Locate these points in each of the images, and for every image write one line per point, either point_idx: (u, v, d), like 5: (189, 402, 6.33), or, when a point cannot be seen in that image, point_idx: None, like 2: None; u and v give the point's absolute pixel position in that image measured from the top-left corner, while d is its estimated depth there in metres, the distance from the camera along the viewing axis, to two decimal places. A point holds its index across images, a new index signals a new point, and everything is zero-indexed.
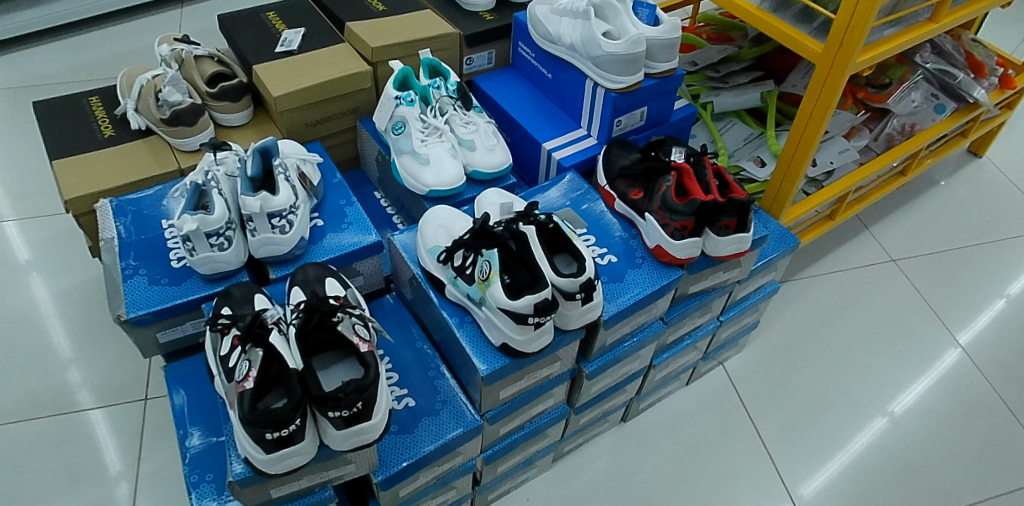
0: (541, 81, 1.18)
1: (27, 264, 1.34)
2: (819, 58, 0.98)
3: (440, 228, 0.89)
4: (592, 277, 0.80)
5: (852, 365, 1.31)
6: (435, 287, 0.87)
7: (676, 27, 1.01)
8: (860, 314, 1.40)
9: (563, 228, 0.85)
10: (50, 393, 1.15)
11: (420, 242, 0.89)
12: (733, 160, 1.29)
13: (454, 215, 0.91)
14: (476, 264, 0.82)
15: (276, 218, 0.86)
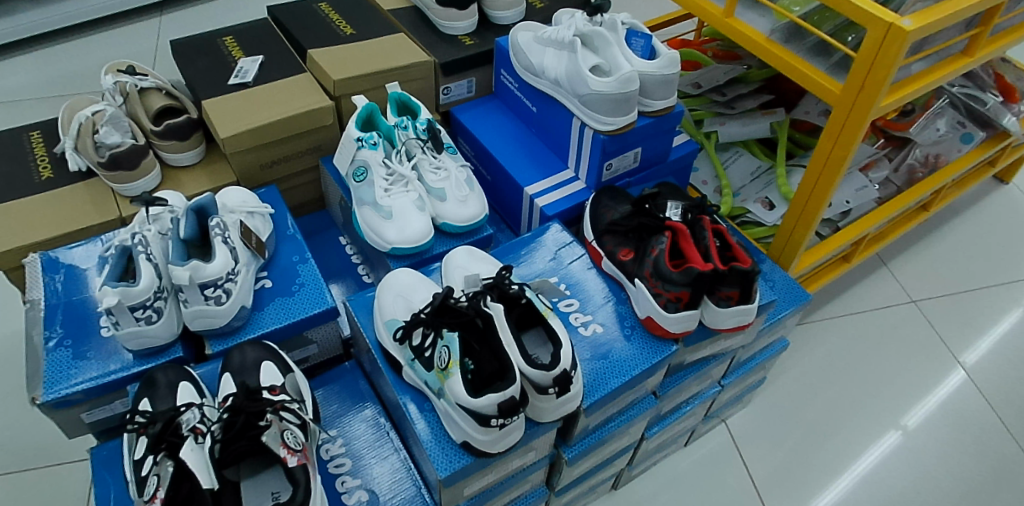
0: (525, 114, 1.06)
1: None
2: (837, 99, 0.86)
3: (399, 297, 0.78)
4: (568, 368, 0.68)
5: (861, 404, 1.21)
6: (391, 367, 0.77)
7: (675, 61, 0.89)
8: (874, 356, 1.28)
9: (537, 304, 0.74)
10: None
11: (376, 312, 0.79)
12: (738, 199, 1.17)
13: (417, 281, 0.80)
14: (435, 348, 0.71)
15: (211, 288, 0.75)
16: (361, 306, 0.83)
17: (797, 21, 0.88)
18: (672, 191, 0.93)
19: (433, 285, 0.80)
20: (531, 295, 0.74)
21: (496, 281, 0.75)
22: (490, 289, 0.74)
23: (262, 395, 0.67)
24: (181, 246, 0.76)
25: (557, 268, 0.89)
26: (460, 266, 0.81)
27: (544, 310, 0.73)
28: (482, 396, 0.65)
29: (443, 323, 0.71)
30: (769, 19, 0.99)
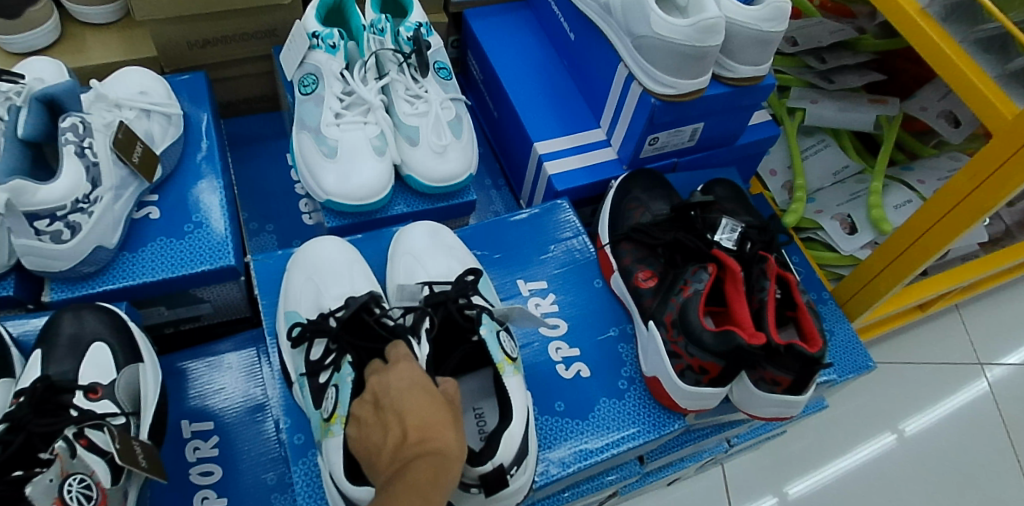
0: (559, 40, 0.76)
1: None
2: (1003, 129, 0.59)
3: (311, 281, 0.56)
4: (507, 466, 0.46)
5: (883, 439, 0.96)
6: (285, 377, 0.56)
7: (784, 16, 0.60)
8: (927, 411, 0.99)
9: (492, 349, 0.50)
10: None
11: (282, 297, 0.57)
12: (812, 206, 0.91)
13: (346, 262, 0.58)
14: (326, 377, 0.49)
15: (45, 219, 0.52)
16: (267, 281, 0.61)
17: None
18: (732, 204, 0.68)
19: (366, 272, 0.58)
20: (486, 333, 0.51)
21: (444, 297, 0.53)
22: (433, 310, 0.52)
23: (69, 400, 0.47)
24: (10, 154, 0.52)
25: (550, 274, 0.65)
26: (412, 251, 0.59)
27: (500, 362, 0.50)
28: (364, 483, 0.44)
29: (349, 344, 0.49)
30: None
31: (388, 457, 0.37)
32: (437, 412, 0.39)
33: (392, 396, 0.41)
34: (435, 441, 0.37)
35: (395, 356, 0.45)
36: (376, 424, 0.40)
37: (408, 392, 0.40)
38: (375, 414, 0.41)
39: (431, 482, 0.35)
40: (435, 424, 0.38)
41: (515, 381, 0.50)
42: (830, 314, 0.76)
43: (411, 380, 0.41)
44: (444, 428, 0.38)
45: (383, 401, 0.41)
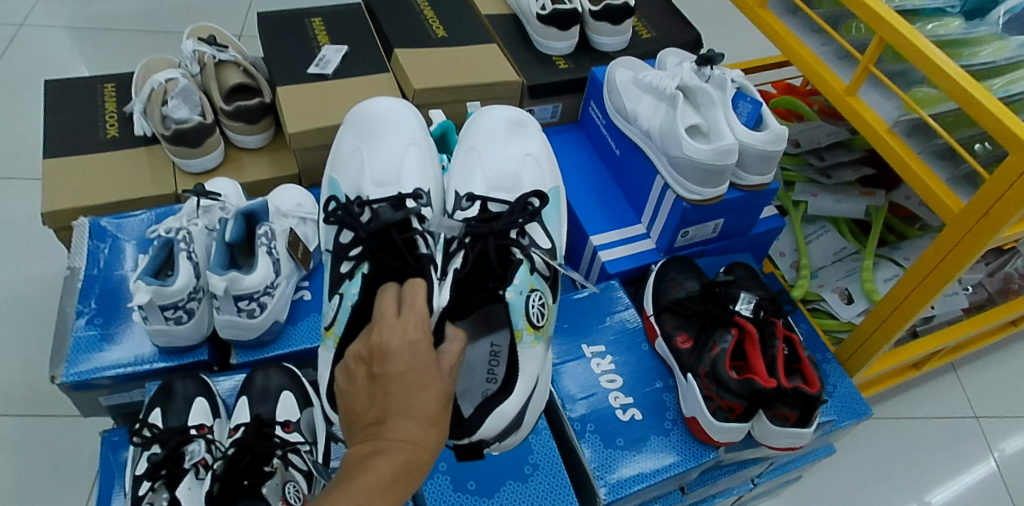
0: (607, 155, 0.97)
1: (49, 244, 1.30)
2: (952, 219, 0.77)
3: (359, 154, 0.79)
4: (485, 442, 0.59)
5: (887, 485, 1.10)
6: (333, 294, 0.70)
7: (782, 137, 0.79)
8: (927, 461, 1.13)
9: (513, 313, 0.64)
10: (26, 396, 1.10)
11: (343, 168, 0.79)
12: (815, 282, 1.09)
13: (395, 155, 0.78)
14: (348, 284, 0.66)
15: (245, 300, 0.72)
16: (344, 146, 0.83)
17: (928, 120, 0.78)
18: (749, 280, 0.87)
19: (409, 156, 0.78)
20: (512, 296, 0.65)
21: (484, 234, 0.66)
22: (473, 243, 0.66)
23: (273, 431, 0.66)
24: (221, 253, 0.74)
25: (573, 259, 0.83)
26: (490, 149, 0.83)
27: (518, 328, 0.65)
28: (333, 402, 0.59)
29: (373, 253, 0.64)
30: (896, 105, 0.88)
31: (367, 426, 0.45)
32: (420, 415, 0.45)
33: (385, 371, 0.46)
34: (404, 436, 0.44)
35: (405, 315, 0.49)
36: (363, 395, 0.46)
37: (403, 381, 0.45)
38: (368, 387, 0.47)
39: (396, 477, 0.42)
40: (413, 417, 0.44)
41: (530, 352, 0.64)
42: (832, 370, 0.91)
43: (409, 364, 0.46)
44: (424, 429, 0.45)
45: (377, 378, 0.46)
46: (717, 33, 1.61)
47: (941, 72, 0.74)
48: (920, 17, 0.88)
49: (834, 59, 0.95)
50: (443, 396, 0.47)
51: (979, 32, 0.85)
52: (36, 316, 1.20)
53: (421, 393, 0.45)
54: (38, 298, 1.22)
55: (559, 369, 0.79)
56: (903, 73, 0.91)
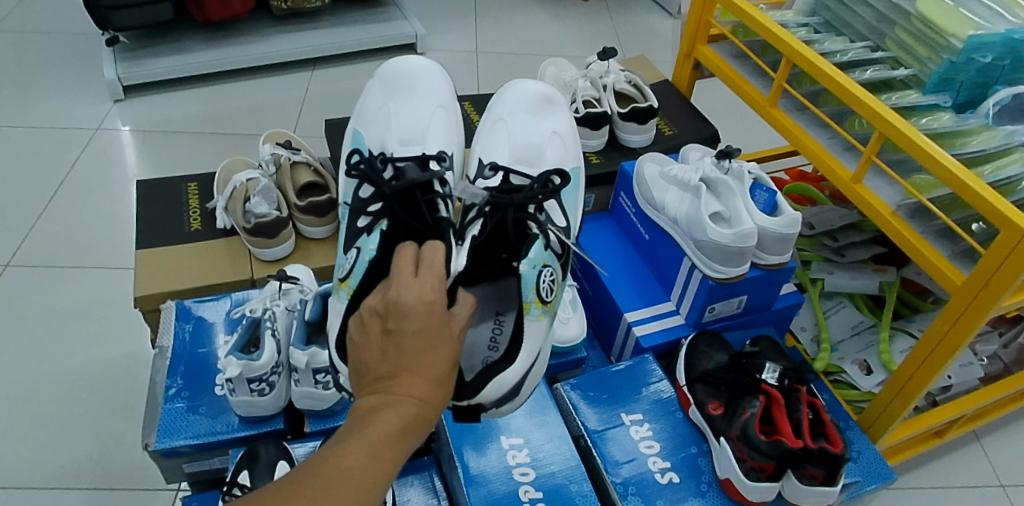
0: (637, 240, 1.08)
1: (123, 324, 1.42)
2: (956, 290, 0.83)
3: (383, 112, 0.99)
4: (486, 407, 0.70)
5: None
6: (349, 243, 0.82)
7: (795, 222, 0.88)
8: None
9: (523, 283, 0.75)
10: (101, 466, 1.19)
11: (371, 125, 0.99)
12: (835, 355, 1.16)
13: (416, 120, 0.97)
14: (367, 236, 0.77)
15: (323, 373, 0.82)
16: (370, 103, 1.03)
17: (928, 204, 0.85)
18: (773, 351, 0.95)
19: (432, 119, 0.98)
20: (525, 269, 0.75)
21: (505, 205, 0.78)
22: (491, 213, 0.79)
23: None
24: (302, 330, 0.84)
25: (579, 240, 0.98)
26: (514, 121, 1.00)
27: (526, 301, 0.75)
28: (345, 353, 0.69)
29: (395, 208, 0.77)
30: (897, 190, 0.95)
31: (379, 375, 0.54)
32: (427, 375, 0.54)
33: (400, 328, 0.55)
34: (414, 393, 0.52)
35: (423, 278, 0.58)
36: (376, 348, 0.56)
37: (416, 339, 0.54)
38: (384, 342, 0.56)
39: (405, 429, 0.51)
40: (421, 374, 0.53)
41: (536, 324, 0.75)
42: (856, 438, 0.97)
43: (421, 326, 0.55)
44: (430, 389, 0.54)
45: (391, 334, 0.55)
46: (730, 127, 1.76)
47: (936, 160, 0.81)
48: (914, 112, 0.95)
49: (839, 149, 1.01)
50: (450, 357, 0.56)
51: (970, 123, 0.91)
52: (109, 390, 1.30)
53: (430, 352, 0.54)
54: (113, 374, 1.33)
55: (604, 435, 0.86)
56: (902, 161, 0.99)
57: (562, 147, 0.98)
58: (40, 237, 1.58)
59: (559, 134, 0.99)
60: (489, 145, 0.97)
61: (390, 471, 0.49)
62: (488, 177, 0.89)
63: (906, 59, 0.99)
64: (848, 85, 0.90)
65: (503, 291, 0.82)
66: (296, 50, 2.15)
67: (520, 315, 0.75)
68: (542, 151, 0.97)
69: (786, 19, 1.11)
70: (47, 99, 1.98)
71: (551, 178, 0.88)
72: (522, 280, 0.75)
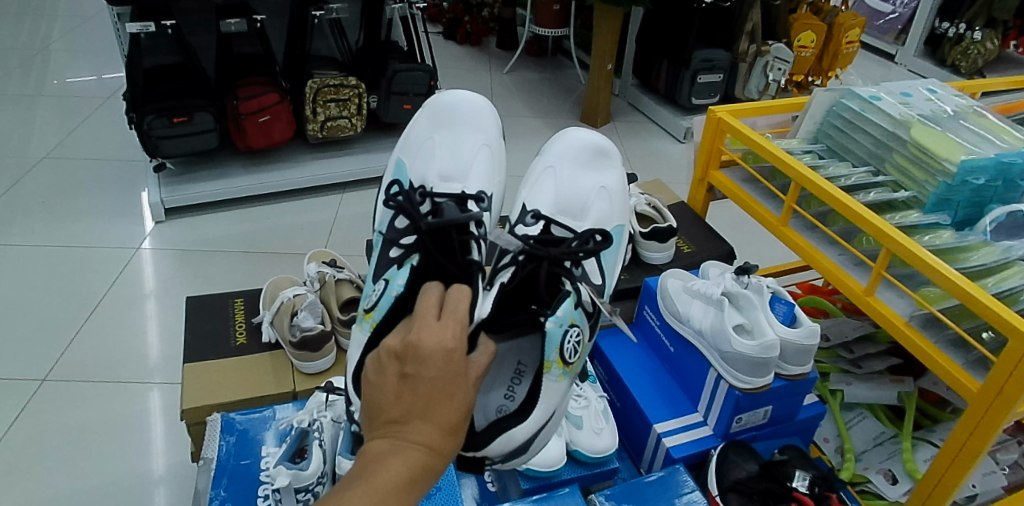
0: (663, 352, 1.13)
1: (150, 439, 1.43)
2: (973, 397, 0.87)
3: (431, 145, 1.10)
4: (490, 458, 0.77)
5: None
6: (381, 271, 0.90)
7: (815, 333, 0.94)
8: None
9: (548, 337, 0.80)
10: None
11: (417, 156, 1.10)
12: (860, 464, 1.17)
13: (461, 157, 1.08)
14: (398, 269, 0.84)
15: None
16: (418, 135, 1.14)
17: (938, 315, 0.91)
18: (802, 460, 0.97)
19: (476, 157, 1.09)
20: (552, 326, 0.80)
21: (540, 258, 0.85)
22: (525, 263, 0.86)
23: None
24: (349, 440, 0.90)
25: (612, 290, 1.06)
26: (561, 170, 1.11)
27: (549, 361, 0.80)
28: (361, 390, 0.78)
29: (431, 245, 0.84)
30: (908, 302, 1.01)
31: (390, 420, 0.58)
32: (437, 426, 0.57)
33: (416, 374, 0.59)
34: (423, 444, 0.56)
35: (446, 323, 0.63)
36: (387, 390, 0.59)
37: (432, 386, 0.58)
38: (398, 385, 0.59)
39: (411, 479, 0.55)
40: (431, 424, 0.57)
41: (554, 384, 0.81)
42: None
43: (437, 374, 0.59)
44: (439, 439, 0.57)
45: (407, 378, 0.59)
46: (739, 244, 1.87)
47: (943, 274, 0.87)
48: (916, 229, 1.03)
49: (850, 264, 1.09)
50: (463, 407, 0.60)
51: (970, 240, 0.99)
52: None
53: (445, 402, 0.58)
54: (137, 491, 1.32)
55: None
56: (909, 275, 1.06)
57: (602, 201, 1.08)
58: (78, 351, 1.63)
59: (606, 190, 1.09)
60: (533, 192, 1.08)
61: None
62: (529, 224, 1.00)
63: (905, 181, 1.09)
64: (855, 206, 0.99)
65: (526, 342, 0.89)
66: (329, 175, 2.32)
67: (541, 372, 0.80)
68: (586, 207, 1.07)
69: (791, 146, 1.22)
70: (93, 221, 2.11)
71: (596, 237, 0.95)
72: (547, 340, 0.80)
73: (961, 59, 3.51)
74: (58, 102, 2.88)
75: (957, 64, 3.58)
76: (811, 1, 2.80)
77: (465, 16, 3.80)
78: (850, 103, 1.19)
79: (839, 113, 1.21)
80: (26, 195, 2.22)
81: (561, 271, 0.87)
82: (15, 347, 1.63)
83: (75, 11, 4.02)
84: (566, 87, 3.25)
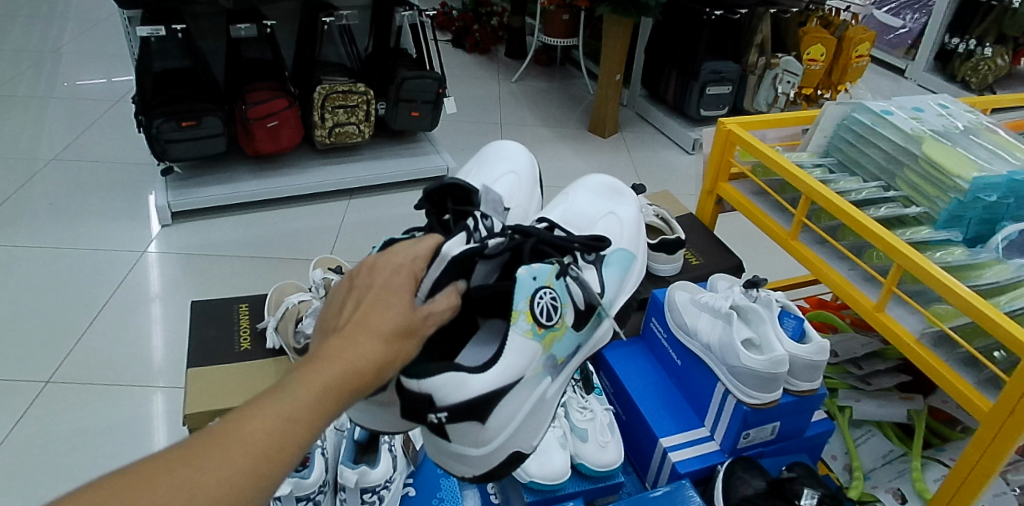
0: (670, 366, 1.12)
1: (152, 443, 1.42)
2: (984, 417, 0.85)
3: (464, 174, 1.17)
4: (437, 395, 0.66)
5: None
6: None
7: (825, 349, 0.93)
8: None
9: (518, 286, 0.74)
10: None
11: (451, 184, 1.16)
12: (869, 483, 1.15)
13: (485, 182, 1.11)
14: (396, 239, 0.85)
15: (369, 492, 0.86)
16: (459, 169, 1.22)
17: (949, 333, 0.89)
18: (810, 477, 0.96)
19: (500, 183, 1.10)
20: (524, 274, 0.74)
21: (529, 233, 0.83)
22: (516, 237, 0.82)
23: None
24: (353, 449, 0.90)
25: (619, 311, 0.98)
26: (577, 196, 1.12)
27: (518, 309, 0.74)
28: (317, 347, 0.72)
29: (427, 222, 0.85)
30: (919, 319, 1.00)
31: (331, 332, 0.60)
32: (369, 332, 0.58)
33: (363, 290, 0.63)
34: (350, 345, 0.56)
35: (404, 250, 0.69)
36: (337, 309, 0.63)
37: (374, 299, 0.61)
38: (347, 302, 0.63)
39: (332, 377, 0.54)
40: (363, 331, 0.58)
41: (519, 339, 0.74)
42: None
43: (381, 288, 0.63)
44: (371, 344, 0.57)
45: (355, 295, 0.63)
46: (746, 257, 1.86)
47: (956, 292, 0.86)
48: (928, 246, 1.02)
49: (860, 280, 1.08)
50: (403, 324, 0.60)
51: (982, 257, 0.98)
52: None
53: (383, 314, 0.60)
54: None
55: None
56: (921, 292, 1.05)
57: (605, 227, 1.04)
58: (82, 353, 1.63)
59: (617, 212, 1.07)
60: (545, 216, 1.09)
61: (305, 416, 0.52)
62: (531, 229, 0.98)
63: (916, 197, 1.08)
64: (865, 221, 0.98)
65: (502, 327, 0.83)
66: (336, 181, 2.32)
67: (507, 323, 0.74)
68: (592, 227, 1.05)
69: (802, 160, 1.21)
70: (100, 223, 2.12)
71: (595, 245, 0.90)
72: (517, 288, 0.74)
73: (972, 75, 3.50)
74: (67, 104, 2.89)
75: (967, 80, 3.57)
76: (820, 14, 2.80)
77: (474, 24, 3.81)
78: (862, 117, 1.19)
79: (851, 127, 1.20)
80: (34, 196, 2.23)
81: (550, 248, 0.83)
82: (20, 348, 1.63)
83: (86, 14, 4.05)
84: (574, 97, 3.25)
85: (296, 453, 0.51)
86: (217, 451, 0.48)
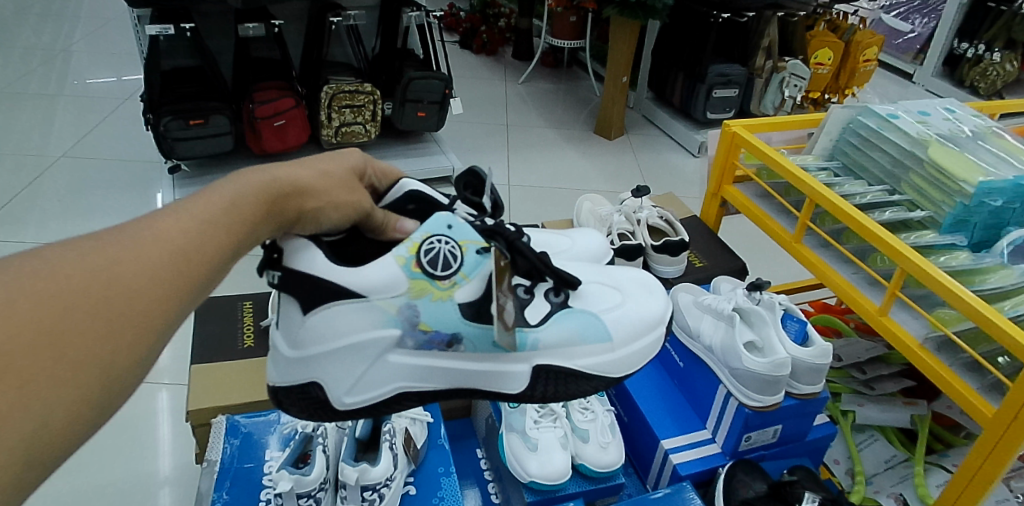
0: (673, 368, 1.12)
1: (155, 439, 1.43)
2: (988, 422, 0.85)
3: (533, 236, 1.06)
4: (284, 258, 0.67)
5: None
6: None
7: (826, 352, 0.93)
8: None
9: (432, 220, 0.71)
10: None
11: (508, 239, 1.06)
12: (870, 489, 1.15)
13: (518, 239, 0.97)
14: None
15: (370, 489, 0.86)
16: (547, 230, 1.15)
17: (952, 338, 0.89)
18: (811, 481, 0.95)
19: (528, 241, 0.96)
20: (444, 216, 0.71)
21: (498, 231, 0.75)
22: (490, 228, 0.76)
23: None
24: (352, 447, 0.90)
25: (544, 377, 0.78)
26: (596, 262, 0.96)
27: (411, 236, 0.70)
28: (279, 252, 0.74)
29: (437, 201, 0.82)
30: (922, 324, 1.00)
31: None
32: (306, 172, 0.62)
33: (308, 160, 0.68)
34: (286, 175, 0.60)
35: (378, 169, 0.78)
36: None
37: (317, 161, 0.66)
38: None
39: (261, 190, 0.56)
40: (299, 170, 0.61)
41: (388, 257, 0.70)
42: None
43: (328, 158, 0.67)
44: (302, 176, 0.61)
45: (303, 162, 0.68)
46: (752, 260, 1.85)
47: (959, 296, 0.86)
48: (933, 250, 1.01)
49: (865, 284, 1.07)
50: (334, 175, 0.65)
51: (987, 261, 0.98)
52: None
53: (319, 166, 0.64)
54: (139, 490, 1.32)
55: None
56: (925, 296, 1.05)
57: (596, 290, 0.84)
58: None
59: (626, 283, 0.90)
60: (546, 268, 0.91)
61: (224, 211, 0.52)
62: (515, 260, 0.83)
63: (922, 201, 1.08)
64: (870, 225, 0.98)
65: None
66: None
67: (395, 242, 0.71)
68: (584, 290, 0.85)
69: (807, 162, 1.21)
70: (107, 219, 2.13)
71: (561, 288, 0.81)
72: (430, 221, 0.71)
73: (980, 80, 3.49)
74: (76, 102, 2.92)
75: (976, 85, 3.55)
76: (829, 18, 2.79)
77: (482, 25, 3.82)
78: (868, 121, 1.18)
79: (856, 131, 1.20)
80: (43, 193, 2.24)
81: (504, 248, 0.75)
82: None
83: (94, 13, 4.08)
84: (581, 99, 3.25)
85: (212, 257, 0.50)
86: (133, 242, 0.46)
